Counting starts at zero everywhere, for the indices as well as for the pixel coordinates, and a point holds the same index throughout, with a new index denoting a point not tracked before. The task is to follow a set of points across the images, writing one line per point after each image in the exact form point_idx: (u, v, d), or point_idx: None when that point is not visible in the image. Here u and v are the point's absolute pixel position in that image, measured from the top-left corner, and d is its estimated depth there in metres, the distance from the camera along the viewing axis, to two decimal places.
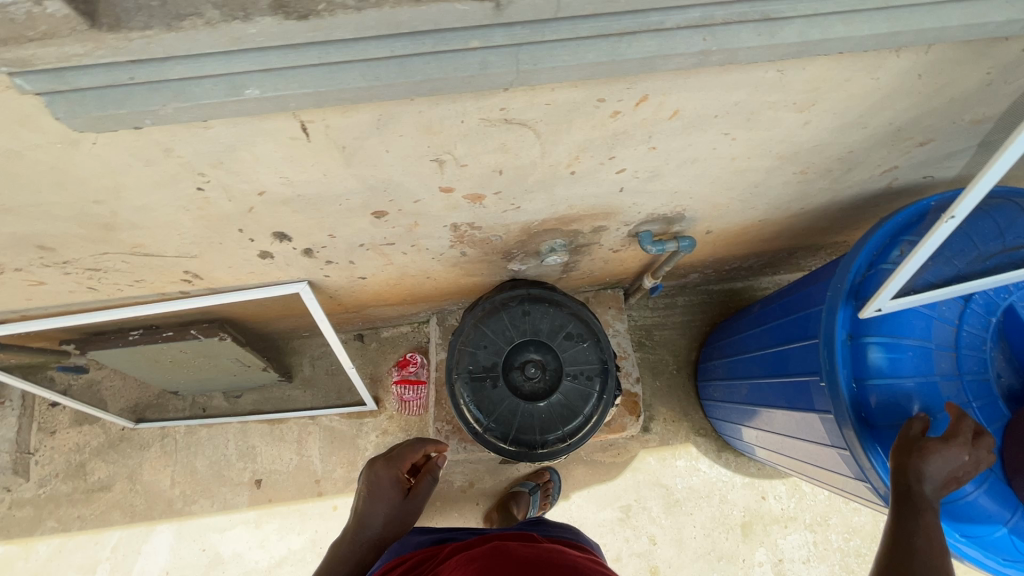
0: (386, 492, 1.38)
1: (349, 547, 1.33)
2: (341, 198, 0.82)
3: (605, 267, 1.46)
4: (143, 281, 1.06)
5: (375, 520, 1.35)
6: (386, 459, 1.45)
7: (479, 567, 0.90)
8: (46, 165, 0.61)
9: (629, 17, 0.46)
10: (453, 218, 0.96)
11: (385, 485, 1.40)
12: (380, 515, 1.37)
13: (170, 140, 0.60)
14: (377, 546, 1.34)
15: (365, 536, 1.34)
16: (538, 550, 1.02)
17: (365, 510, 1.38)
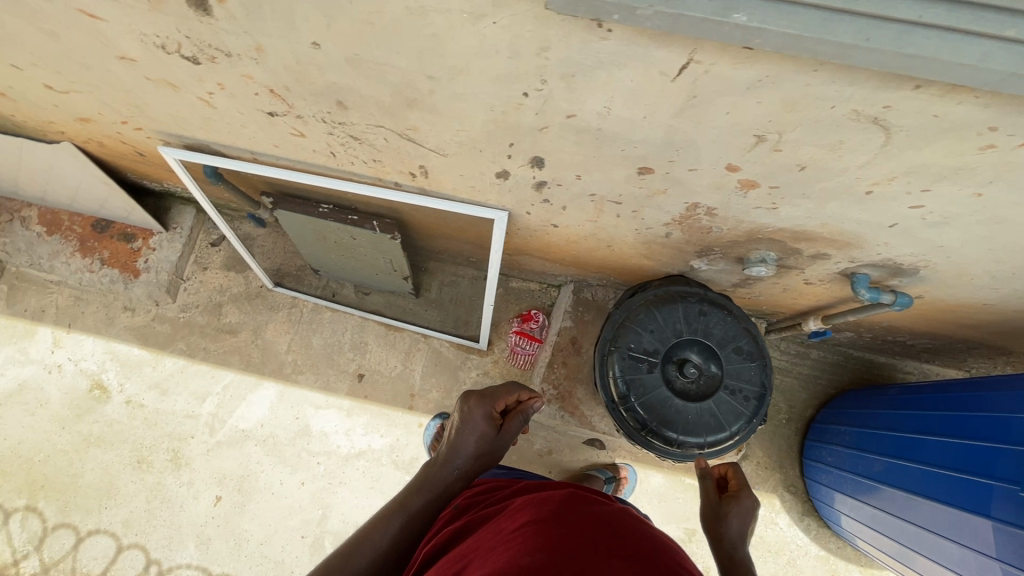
0: (480, 426, 1.27)
1: (437, 476, 1.18)
2: (632, 145, 0.81)
3: (779, 295, 1.40)
4: (378, 162, 1.11)
5: (466, 452, 1.23)
6: (481, 395, 1.33)
7: (555, 509, 0.73)
8: (432, 29, 0.64)
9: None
10: (702, 198, 0.94)
11: (479, 420, 1.28)
12: (471, 448, 1.24)
13: (558, 40, 0.61)
14: (466, 478, 1.20)
15: (451, 466, 1.20)
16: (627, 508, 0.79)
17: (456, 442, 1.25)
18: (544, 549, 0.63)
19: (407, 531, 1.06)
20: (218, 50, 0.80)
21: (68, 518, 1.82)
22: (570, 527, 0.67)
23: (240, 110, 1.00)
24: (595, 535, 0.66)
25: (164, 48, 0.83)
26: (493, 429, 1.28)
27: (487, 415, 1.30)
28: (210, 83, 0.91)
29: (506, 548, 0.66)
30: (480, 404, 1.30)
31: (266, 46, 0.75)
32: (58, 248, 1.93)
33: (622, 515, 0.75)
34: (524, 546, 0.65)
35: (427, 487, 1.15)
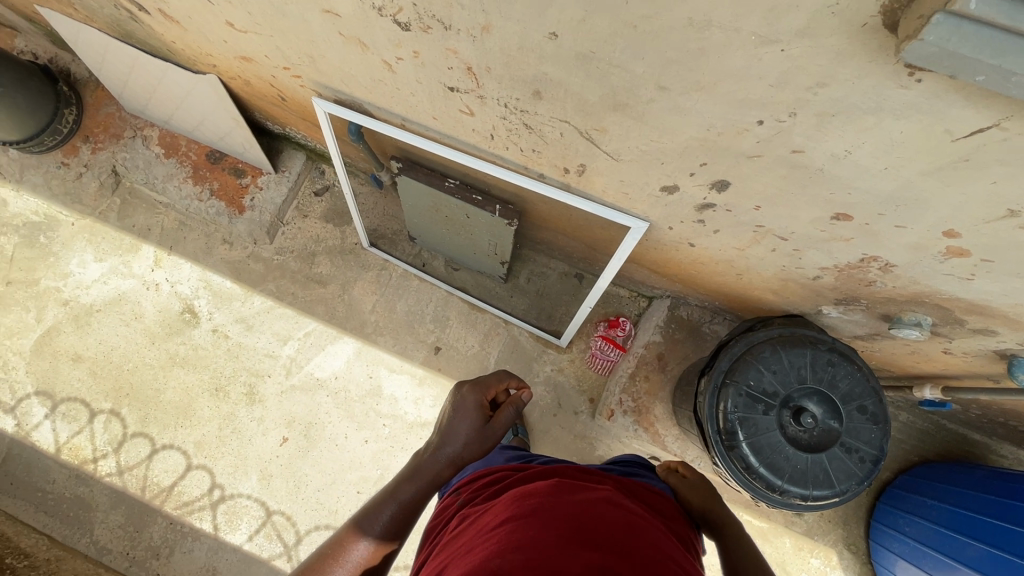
0: (468, 413, 1.02)
1: (424, 466, 0.95)
2: (847, 191, 0.76)
3: (904, 356, 1.33)
4: (535, 152, 1.09)
5: (456, 441, 0.99)
6: (473, 382, 1.09)
7: (540, 502, 0.69)
8: (702, 44, 0.60)
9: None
10: (888, 253, 0.88)
11: (468, 406, 1.03)
12: (459, 438, 1.00)
13: (847, 79, 0.56)
14: (458, 467, 0.97)
15: (438, 456, 0.97)
16: (622, 500, 0.74)
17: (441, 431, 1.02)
18: (517, 547, 0.59)
19: (400, 524, 0.87)
20: (436, 22, 0.78)
21: (146, 429, 1.92)
22: (550, 521, 0.63)
23: (419, 80, 0.98)
24: (575, 530, 0.61)
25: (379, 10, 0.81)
26: (482, 418, 1.03)
27: (479, 402, 1.05)
28: (405, 50, 0.89)
29: (485, 548, 0.63)
30: (471, 391, 1.06)
31: (496, 27, 0.73)
32: (173, 171, 2.00)
33: (616, 508, 0.69)
34: (502, 546, 0.61)
35: (416, 478, 0.93)
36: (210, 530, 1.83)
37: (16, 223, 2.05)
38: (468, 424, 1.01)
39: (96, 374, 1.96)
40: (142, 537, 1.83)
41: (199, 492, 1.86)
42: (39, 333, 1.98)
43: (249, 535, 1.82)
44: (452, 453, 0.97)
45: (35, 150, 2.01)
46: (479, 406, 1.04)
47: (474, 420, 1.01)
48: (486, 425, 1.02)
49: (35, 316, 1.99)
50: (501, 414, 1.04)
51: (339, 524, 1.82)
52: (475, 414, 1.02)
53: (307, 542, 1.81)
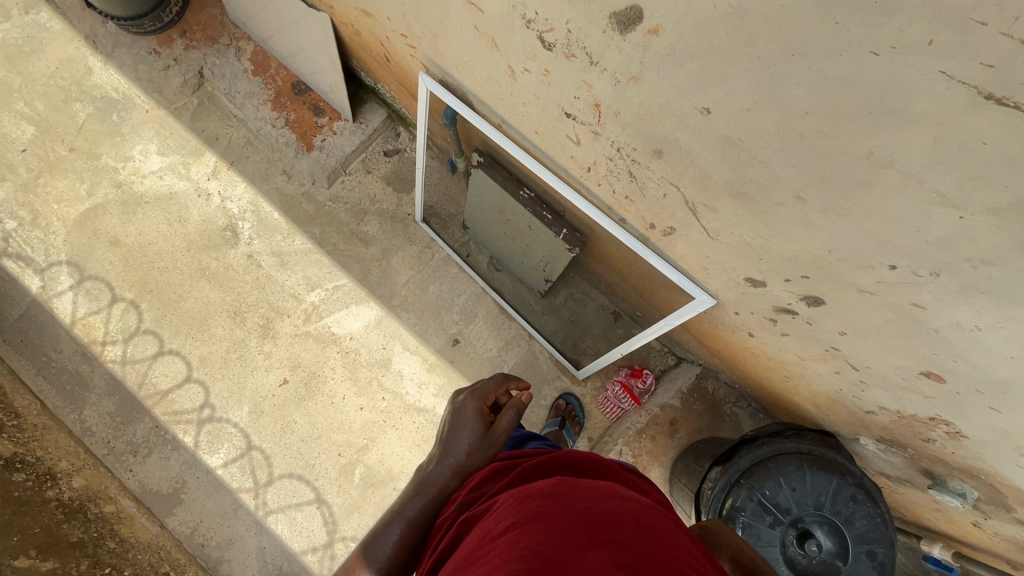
0: (468, 422, 0.97)
1: (429, 482, 0.91)
2: (953, 358, 0.71)
3: (923, 508, 1.27)
4: (626, 199, 1.04)
5: (458, 453, 0.93)
6: (471, 390, 1.05)
7: (541, 504, 0.60)
8: (869, 178, 0.55)
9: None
10: (966, 424, 0.83)
11: (467, 415, 0.99)
12: (461, 448, 0.94)
13: (1018, 267, 0.51)
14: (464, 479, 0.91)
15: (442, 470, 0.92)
16: (628, 491, 0.66)
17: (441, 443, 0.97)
18: (516, 563, 0.52)
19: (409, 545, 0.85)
20: (584, 54, 0.73)
21: (159, 329, 1.93)
22: (553, 527, 0.55)
23: (538, 95, 0.94)
24: (581, 536, 0.54)
25: (529, 23, 0.77)
26: (484, 425, 0.97)
27: (478, 410, 1.00)
28: (537, 65, 0.85)
29: (485, 564, 0.55)
30: (469, 400, 1.02)
31: (646, 81, 0.68)
32: (255, 90, 1.99)
33: (624, 501, 0.62)
34: (502, 562, 0.54)
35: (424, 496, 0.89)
36: (189, 444, 1.85)
37: (95, 94, 2.06)
38: (467, 432, 0.96)
39: (127, 262, 1.98)
40: (125, 431, 1.85)
41: (190, 406, 1.88)
42: (87, 207, 2.00)
43: (225, 461, 1.84)
44: (455, 465, 0.92)
45: (133, 30, 2.01)
46: (477, 413, 0.99)
47: (476, 431, 0.96)
48: (489, 433, 0.97)
49: (88, 189, 2.01)
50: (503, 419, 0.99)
51: (312, 479, 1.83)
52: (476, 423, 0.97)
53: (277, 486, 1.82)
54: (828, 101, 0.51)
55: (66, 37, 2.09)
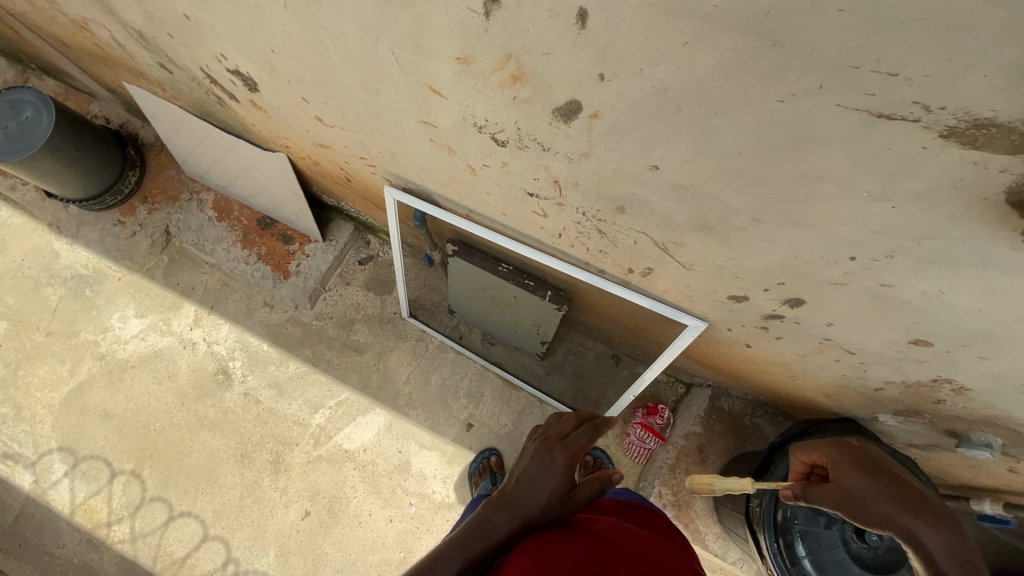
0: (553, 471, 0.87)
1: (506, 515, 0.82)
2: (931, 322, 0.78)
3: (959, 469, 1.30)
4: (601, 253, 1.12)
5: (534, 500, 0.83)
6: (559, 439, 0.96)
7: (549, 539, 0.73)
8: (809, 192, 0.64)
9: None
10: (967, 378, 0.89)
11: (554, 459, 0.90)
12: (539, 495, 0.84)
13: (954, 236, 0.59)
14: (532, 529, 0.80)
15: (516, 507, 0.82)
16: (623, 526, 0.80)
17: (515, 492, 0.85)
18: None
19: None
20: (536, 144, 0.83)
21: (165, 494, 1.86)
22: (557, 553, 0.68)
23: (500, 183, 1.04)
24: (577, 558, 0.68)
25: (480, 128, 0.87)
26: (569, 482, 0.87)
27: (566, 458, 0.91)
28: (495, 160, 0.95)
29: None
30: (556, 450, 0.92)
31: (597, 155, 0.78)
32: (224, 235, 2.07)
33: (613, 533, 0.76)
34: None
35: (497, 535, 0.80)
36: None
37: (65, 275, 2.10)
38: (551, 482, 0.86)
39: (122, 432, 1.93)
40: None
41: (213, 568, 1.77)
42: (71, 387, 1.97)
43: None
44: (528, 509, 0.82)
45: (95, 208, 2.09)
46: (564, 467, 0.89)
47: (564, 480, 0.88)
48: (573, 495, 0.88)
49: (71, 369, 1.99)
50: (583, 489, 0.90)
51: None
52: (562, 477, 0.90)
53: None
54: (755, 142, 0.60)
55: (28, 229, 2.15)
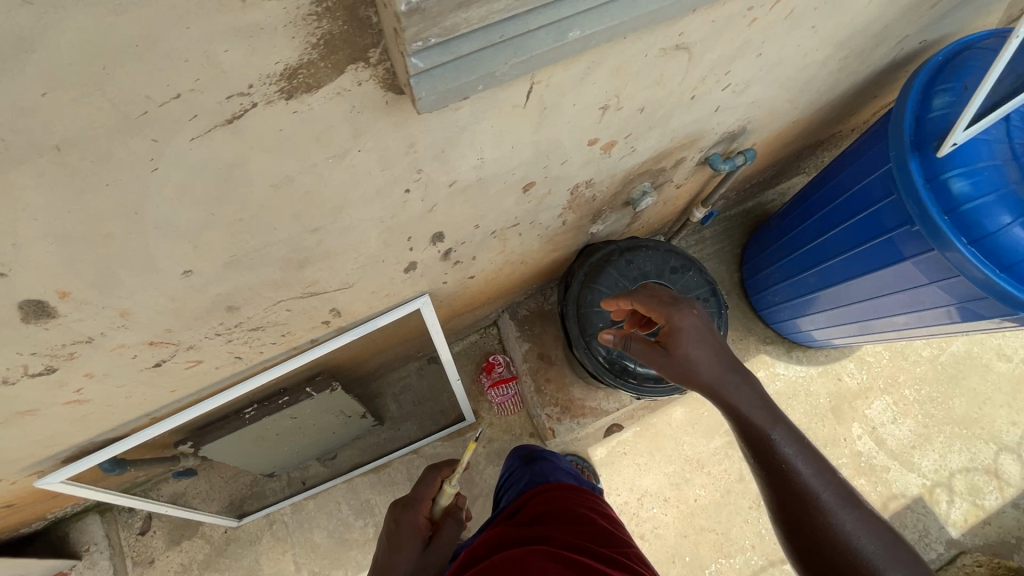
0: (406, 540, 0.96)
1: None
2: (511, 174, 0.86)
3: (663, 210, 1.56)
4: (287, 335, 1.04)
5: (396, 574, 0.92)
6: (402, 503, 1.06)
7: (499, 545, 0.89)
8: (303, 189, 0.62)
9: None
10: (582, 176, 1.03)
11: (402, 529, 0.99)
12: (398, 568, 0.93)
13: (421, 131, 0.63)
14: None
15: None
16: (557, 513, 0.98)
17: (677, 301, 0.93)
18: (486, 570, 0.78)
19: None
20: (78, 343, 0.69)
21: None
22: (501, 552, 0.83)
23: (120, 383, 0.87)
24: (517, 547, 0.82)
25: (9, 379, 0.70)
26: (423, 541, 0.98)
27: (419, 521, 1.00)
28: (77, 380, 0.78)
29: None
30: (403, 515, 1.01)
31: (135, 305, 0.67)
32: None
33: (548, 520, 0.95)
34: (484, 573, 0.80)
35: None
36: None
37: None
38: (404, 559, 0.94)
39: None
40: None
41: None
42: None
43: None
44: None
45: None
46: (417, 532, 0.98)
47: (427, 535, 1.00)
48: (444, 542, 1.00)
49: None
50: (445, 532, 1.02)
51: None
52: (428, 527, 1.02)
53: None
54: (204, 200, 0.56)
55: None
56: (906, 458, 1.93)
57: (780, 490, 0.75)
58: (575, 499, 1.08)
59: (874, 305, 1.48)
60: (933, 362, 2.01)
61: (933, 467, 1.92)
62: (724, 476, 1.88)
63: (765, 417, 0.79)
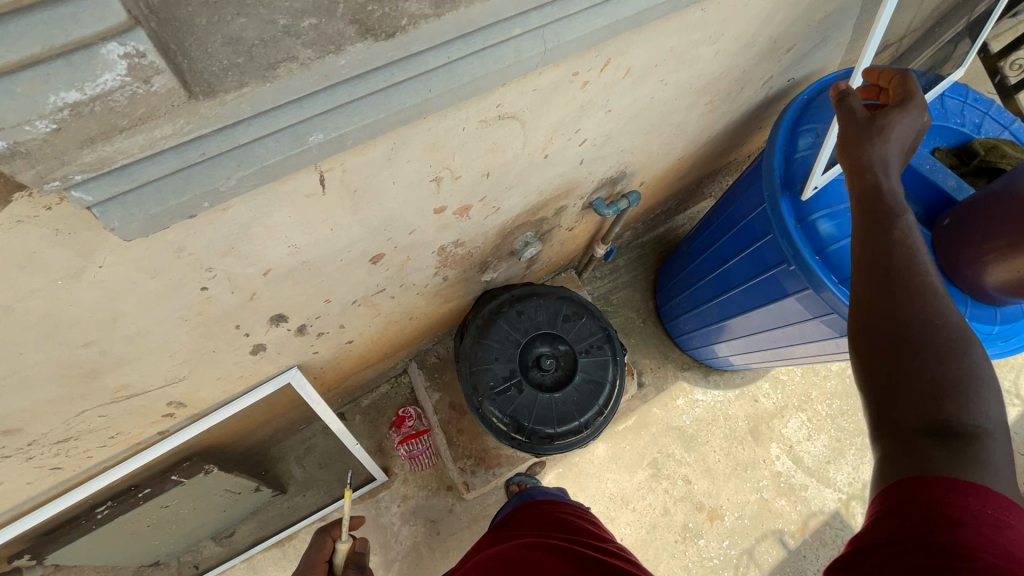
0: None
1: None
2: (344, 252, 0.78)
3: (562, 251, 1.52)
4: (118, 435, 0.91)
5: None
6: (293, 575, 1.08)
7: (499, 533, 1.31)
8: (38, 313, 0.52)
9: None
10: (443, 239, 0.96)
11: None
12: None
13: (187, 235, 0.55)
14: None
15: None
16: (540, 508, 1.36)
17: (907, 103, 0.76)
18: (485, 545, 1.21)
19: None
20: None
21: None
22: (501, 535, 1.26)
23: None
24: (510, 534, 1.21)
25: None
26: None
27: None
28: None
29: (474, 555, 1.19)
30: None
31: None
32: None
33: (534, 512, 1.34)
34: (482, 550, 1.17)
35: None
36: None
37: None
38: None
39: None
40: None
41: None
42: None
43: None
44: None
45: None
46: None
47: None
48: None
49: None
50: None
51: None
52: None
53: None
54: None
55: None
56: (822, 474, 1.95)
57: (884, 242, 0.65)
58: (562, 508, 1.37)
59: (770, 335, 1.50)
60: (842, 376, 2.06)
61: (848, 481, 1.95)
62: (648, 511, 1.85)
63: (895, 203, 0.69)
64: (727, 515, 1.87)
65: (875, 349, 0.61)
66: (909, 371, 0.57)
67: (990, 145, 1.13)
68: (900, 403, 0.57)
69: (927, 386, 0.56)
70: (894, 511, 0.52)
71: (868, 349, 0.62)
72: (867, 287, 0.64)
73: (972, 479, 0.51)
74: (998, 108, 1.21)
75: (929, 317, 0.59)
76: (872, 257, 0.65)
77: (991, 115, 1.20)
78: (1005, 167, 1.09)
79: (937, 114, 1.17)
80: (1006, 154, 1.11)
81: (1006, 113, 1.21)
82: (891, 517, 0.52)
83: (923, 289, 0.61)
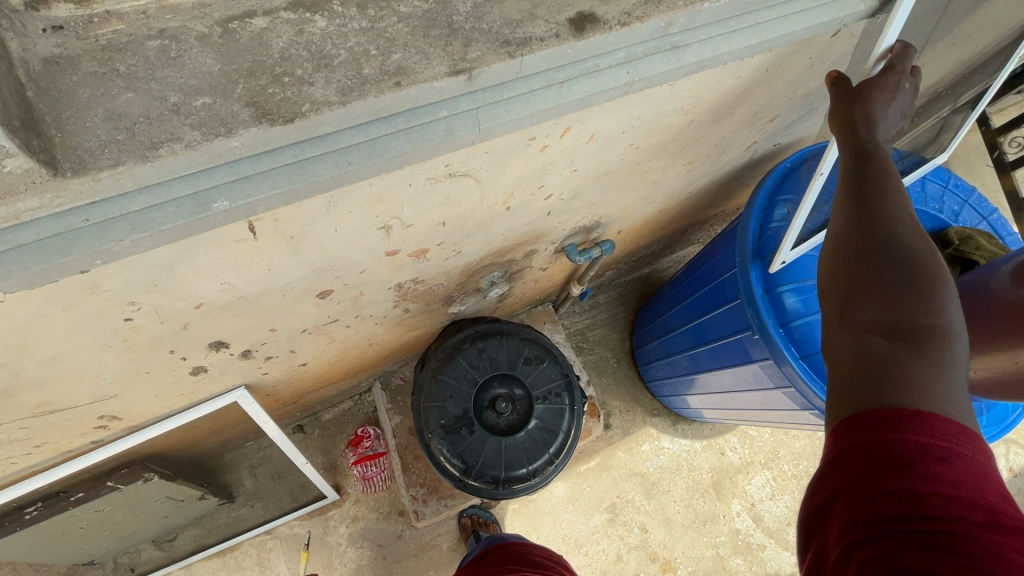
0: None
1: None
2: (286, 289, 0.76)
3: (535, 288, 1.51)
4: (44, 445, 0.89)
5: None
6: None
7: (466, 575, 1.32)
8: None
9: (570, 66, 0.51)
10: (399, 278, 0.95)
11: None
12: None
13: (99, 275, 0.53)
14: None
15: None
16: (510, 550, 1.36)
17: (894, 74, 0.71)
18: None
19: None
20: None
21: None
22: None
23: None
24: None
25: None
26: None
27: None
28: None
29: None
30: None
31: None
32: None
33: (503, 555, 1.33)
34: None
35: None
36: None
37: None
38: None
39: None
40: None
41: None
42: None
43: None
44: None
45: None
46: None
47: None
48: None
49: None
50: None
51: None
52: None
53: None
54: None
55: None
56: (782, 536, 1.92)
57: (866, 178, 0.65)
58: (530, 552, 1.36)
59: (735, 396, 1.48)
60: (813, 437, 2.04)
61: None
62: (601, 556, 1.82)
63: (873, 143, 0.68)
64: (680, 568, 1.84)
65: (845, 259, 0.60)
66: (874, 287, 0.57)
67: (965, 234, 1.12)
68: (861, 301, 0.57)
69: (893, 295, 0.55)
70: (853, 446, 0.50)
71: (838, 266, 0.61)
72: (848, 218, 0.63)
73: (933, 410, 0.50)
74: (978, 196, 1.21)
75: (901, 242, 0.58)
76: (857, 197, 0.64)
77: (970, 203, 1.20)
78: (978, 258, 1.08)
79: (915, 198, 1.17)
80: (980, 245, 1.10)
81: (986, 203, 1.20)
82: (847, 452, 0.50)
83: (903, 225, 0.60)
